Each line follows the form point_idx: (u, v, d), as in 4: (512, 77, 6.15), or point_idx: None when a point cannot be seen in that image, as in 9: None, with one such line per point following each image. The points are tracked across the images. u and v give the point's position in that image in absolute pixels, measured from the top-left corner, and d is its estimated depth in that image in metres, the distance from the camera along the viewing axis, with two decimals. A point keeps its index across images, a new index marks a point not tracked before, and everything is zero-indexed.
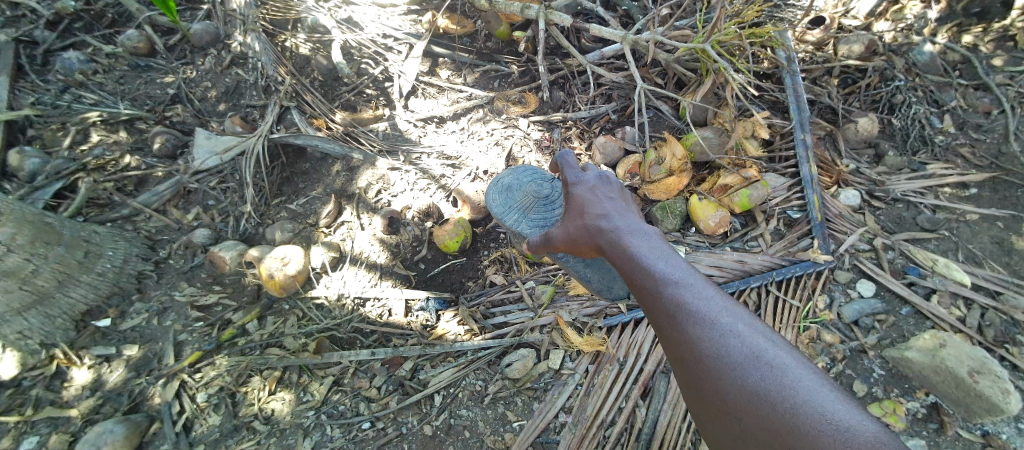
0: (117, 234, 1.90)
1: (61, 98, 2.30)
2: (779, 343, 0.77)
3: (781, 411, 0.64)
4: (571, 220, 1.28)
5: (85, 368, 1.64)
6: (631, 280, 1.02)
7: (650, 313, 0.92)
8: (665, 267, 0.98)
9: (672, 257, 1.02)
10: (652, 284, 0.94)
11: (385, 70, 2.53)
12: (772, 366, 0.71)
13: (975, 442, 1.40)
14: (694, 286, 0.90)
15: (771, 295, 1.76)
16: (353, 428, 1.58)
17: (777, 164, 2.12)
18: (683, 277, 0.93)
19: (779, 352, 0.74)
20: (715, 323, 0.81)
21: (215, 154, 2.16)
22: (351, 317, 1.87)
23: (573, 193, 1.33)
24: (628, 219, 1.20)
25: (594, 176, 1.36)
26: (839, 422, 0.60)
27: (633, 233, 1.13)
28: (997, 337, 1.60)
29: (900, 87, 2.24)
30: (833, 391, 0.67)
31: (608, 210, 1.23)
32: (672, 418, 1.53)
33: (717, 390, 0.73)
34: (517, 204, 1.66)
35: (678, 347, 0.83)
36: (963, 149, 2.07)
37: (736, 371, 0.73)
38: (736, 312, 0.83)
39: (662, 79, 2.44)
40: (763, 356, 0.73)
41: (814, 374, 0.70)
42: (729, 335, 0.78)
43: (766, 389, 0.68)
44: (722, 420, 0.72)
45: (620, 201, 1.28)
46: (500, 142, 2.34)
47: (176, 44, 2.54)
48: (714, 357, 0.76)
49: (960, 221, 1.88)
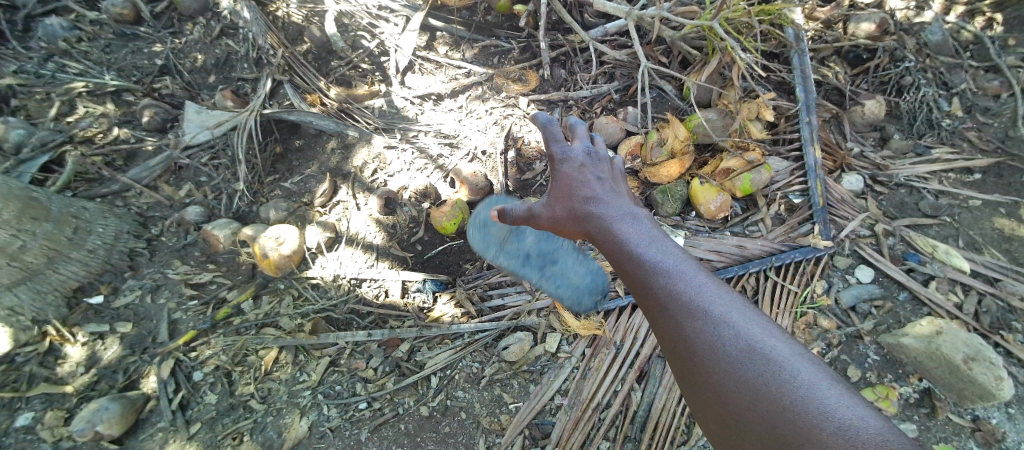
0: (107, 210, 1.87)
1: (44, 67, 2.22)
2: (776, 333, 0.74)
3: (779, 406, 0.62)
4: (562, 206, 1.25)
5: (79, 345, 1.63)
6: (622, 269, 1.00)
7: (644, 303, 0.90)
8: (658, 256, 0.95)
9: (665, 244, 1.00)
10: (645, 274, 0.92)
11: (381, 44, 2.45)
12: (769, 357, 0.69)
13: (965, 427, 1.42)
14: (688, 277, 0.87)
15: (769, 281, 1.75)
16: (350, 408, 1.59)
17: (780, 147, 2.08)
18: (676, 267, 0.91)
19: (777, 344, 0.72)
20: (709, 314, 0.79)
21: (206, 129, 2.10)
22: (347, 297, 1.86)
23: (563, 178, 1.29)
24: (619, 203, 1.17)
25: (583, 151, 1.32)
26: (838, 414, 0.58)
27: (625, 221, 1.10)
28: (993, 324, 1.60)
29: (910, 68, 2.17)
30: (834, 383, 0.64)
31: (600, 196, 1.20)
32: (667, 402, 1.55)
33: (714, 385, 0.71)
34: (494, 237, 1.76)
35: (673, 341, 0.81)
36: (970, 133, 2.03)
37: (732, 365, 0.71)
38: (731, 302, 0.81)
39: (666, 58, 2.35)
40: (758, 348, 0.71)
41: (812, 366, 0.68)
42: (724, 327, 0.76)
43: (763, 383, 0.66)
44: (719, 416, 0.70)
45: (612, 186, 1.25)
46: (500, 122, 2.28)
47: (163, 11, 2.44)
48: (709, 351, 0.74)
49: (963, 207, 1.86)
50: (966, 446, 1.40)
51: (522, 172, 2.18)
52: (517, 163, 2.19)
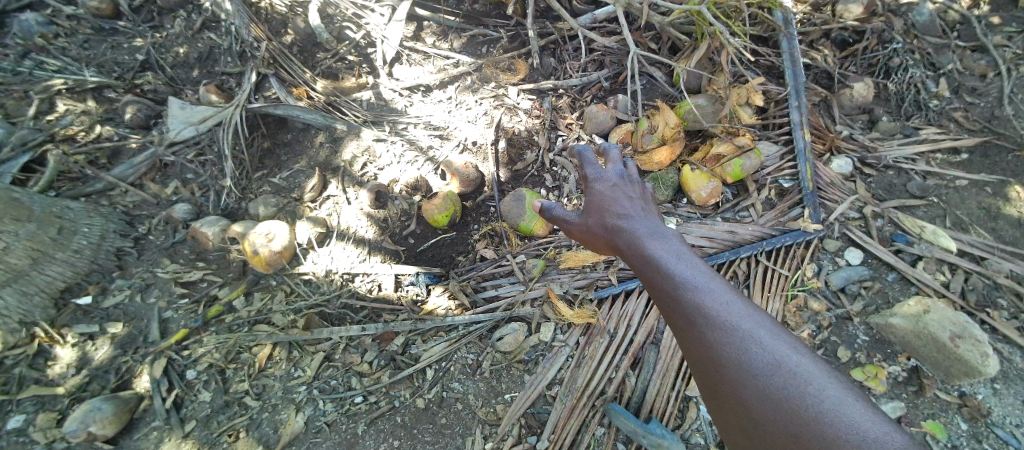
0: (92, 209, 1.84)
1: (20, 63, 2.16)
2: (800, 348, 0.79)
3: (807, 421, 0.67)
4: (587, 215, 1.22)
5: (69, 346, 1.61)
6: (645, 279, 1.01)
7: (669, 314, 0.92)
8: (684, 268, 0.96)
9: (689, 256, 1.01)
10: (671, 286, 0.93)
11: (367, 35, 2.41)
12: (795, 373, 0.74)
13: (952, 403, 1.45)
14: (715, 291, 0.89)
15: (760, 266, 1.77)
16: (346, 402, 1.59)
17: (770, 132, 2.08)
18: (704, 281, 0.92)
19: (801, 360, 0.76)
20: (736, 328, 0.82)
21: (191, 125, 2.07)
22: (339, 292, 1.85)
23: (590, 189, 1.25)
24: (644, 212, 1.16)
25: (616, 173, 1.27)
26: (863, 429, 0.64)
27: (651, 234, 1.09)
28: (979, 301, 1.63)
29: (897, 50, 2.17)
30: (854, 399, 0.70)
31: (626, 208, 1.17)
32: (661, 388, 1.57)
33: (740, 396, 0.76)
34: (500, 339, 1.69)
35: (698, 352, 0.85)
36: (957, 113, 2.04)
37: (759, 379, 0.75)
38: (757, 317, 0.84)
39: (655, 44, 2.34)
40: (784, 364, 0.75)
41: (835, 382, 0.73)
42: (751, 342, 0.79)
43: (790, 398, 0.71)
44: (742, 422, 0.76)
45: (639, 197, 1.22)
46: (489, 112, 2.25)
47: (143, 5, 2.39)
48: (736, 365, 0.78)
49: (950, 187, 1.88)
50: (953, 421, 1.43)
51: (514, 162, 2.16)
52: (508, 153, 2.17)
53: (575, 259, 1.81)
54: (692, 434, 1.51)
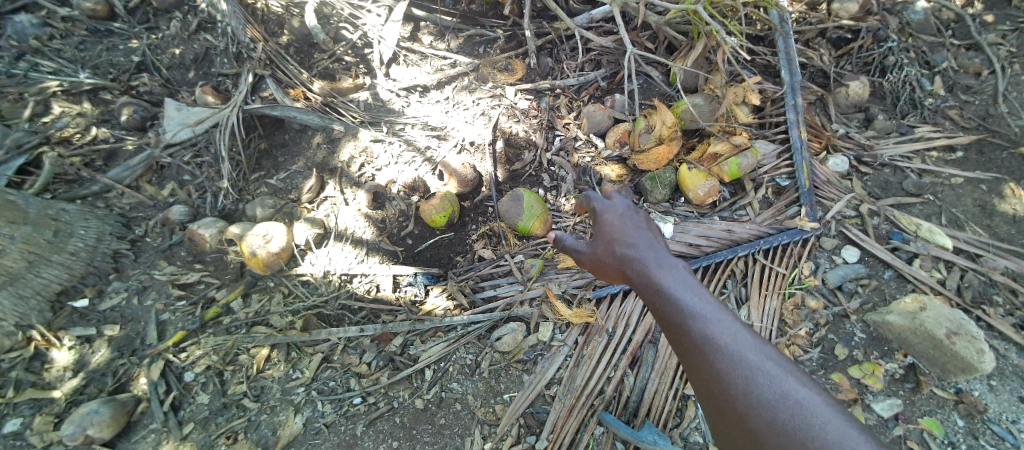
0: (88, 212, 1.83)
1: (15, 66, 2.15)
2: (834, 404, 0.76)
3: None
4: (599, 247, 1.17)
5: (66, 349, 1.60)
6: (665, 321, 0.97)
7: (693, 363, 0.89)
8: (695, 302, 0.95)
9: (708, 295, 0.97)
10: (694, 333, 0.90)
11: (364, 35, 2.41)
12: (834, 432, 0.71)
13: (949, 399, 1.46)
14: (739, 341, 0.87)
15: (757, 264, 1.78)
16: (345, 403, 1.59)
17: (767, 130, 2.09)
18: (728, 329, 0.89)
19: (837, 417, 0.73)
20: (766, 382, 0.80)
21: (187, 126, 2.06)
22: (338, 293, 1.85)
23: (601, 220, 1.20)
24: (657, 244, 1.11)
25: (625, 204, 1.22)
26: None
27: (668, 269, 1.03)
28: (975, 298, 1.63)
29: (893, 48, 2.18)
30: None
31: (639, 239, 1.12)
32: (659, 387, 1.57)
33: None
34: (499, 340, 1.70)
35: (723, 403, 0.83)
36: (952, 111, 2.06)
37: (794, 436, 0.72)
38: (785, 369, 0.81)
39: (652, 43, 2.34)
40: (820, 422, 0.73)
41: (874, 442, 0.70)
42: (782, 398, 0.77)
43: None
44: None
45: (650, 229, 1.17)
46: (487, 112, 2.25)
47: (138, 6, 2.37)
48: (768, 423, 0.76)
49: (945, 185, 1.89)
50: (950, 418, 1.43)
51: (512, 162, 2.16)
52: (506, 153, 2.17)
53: (574, 259, 1.82)
54: (691, 433, 1.51)
